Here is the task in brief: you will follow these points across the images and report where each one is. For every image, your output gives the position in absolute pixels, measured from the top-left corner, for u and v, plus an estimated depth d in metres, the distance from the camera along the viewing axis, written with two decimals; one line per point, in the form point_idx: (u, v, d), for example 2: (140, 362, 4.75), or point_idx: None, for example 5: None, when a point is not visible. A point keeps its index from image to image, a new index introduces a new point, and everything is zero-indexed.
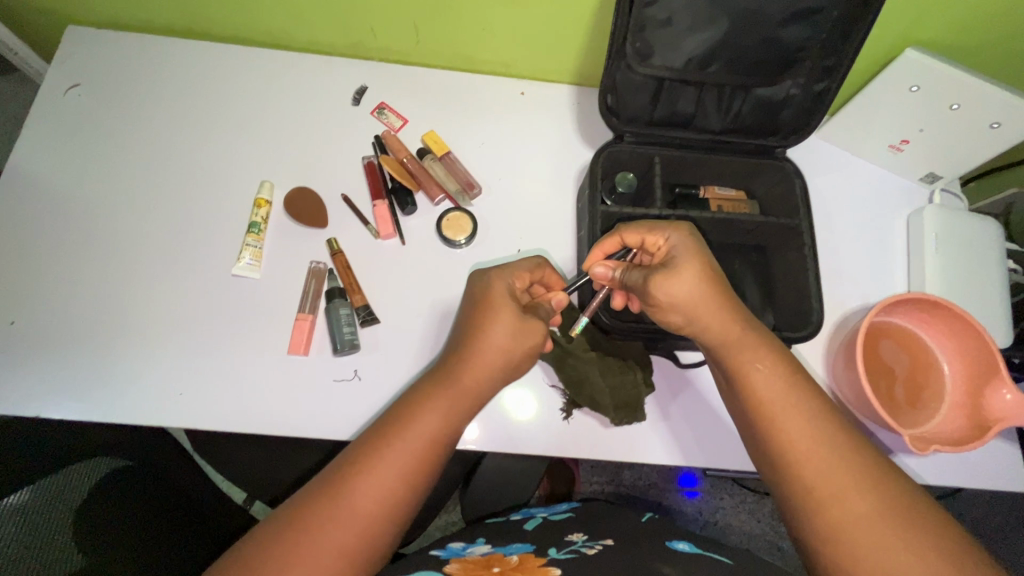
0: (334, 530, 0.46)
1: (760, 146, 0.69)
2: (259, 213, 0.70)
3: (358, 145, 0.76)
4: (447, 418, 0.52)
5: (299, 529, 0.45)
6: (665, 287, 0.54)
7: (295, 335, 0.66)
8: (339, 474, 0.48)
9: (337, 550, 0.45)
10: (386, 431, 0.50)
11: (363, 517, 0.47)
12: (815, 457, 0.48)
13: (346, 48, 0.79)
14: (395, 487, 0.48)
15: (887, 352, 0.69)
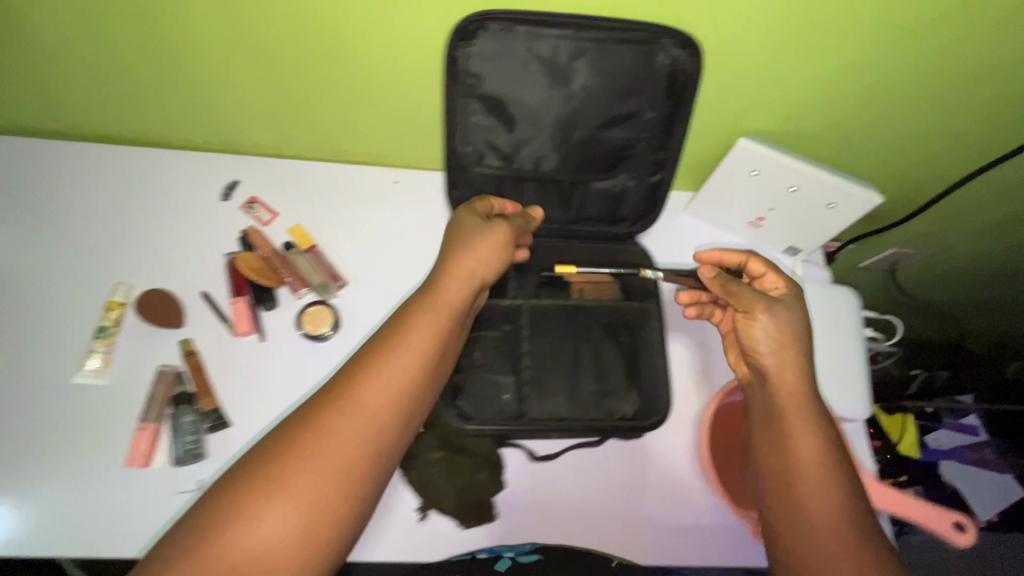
0: (346, 441, 0.44)
1: (612, 232, 0.71)
2: (109, 316, 0.68)
3: (224, 241, 0.76)
4: (421, 347, 0.49)
5: (316, 439, 0.43)
6: (767, 314, 0.58)
7: (134, 446, 0.63)
8: (342, 385, 0.46)
9: (335, 463, 0.43)
10: (372, 350, 0.49)
11: (355, 439, 0.44)
12: (808, 481, 0.52)
13: (217, 144, 0.80)
14: (379, 411, 0.46)
15: (744, 434, 0.69)
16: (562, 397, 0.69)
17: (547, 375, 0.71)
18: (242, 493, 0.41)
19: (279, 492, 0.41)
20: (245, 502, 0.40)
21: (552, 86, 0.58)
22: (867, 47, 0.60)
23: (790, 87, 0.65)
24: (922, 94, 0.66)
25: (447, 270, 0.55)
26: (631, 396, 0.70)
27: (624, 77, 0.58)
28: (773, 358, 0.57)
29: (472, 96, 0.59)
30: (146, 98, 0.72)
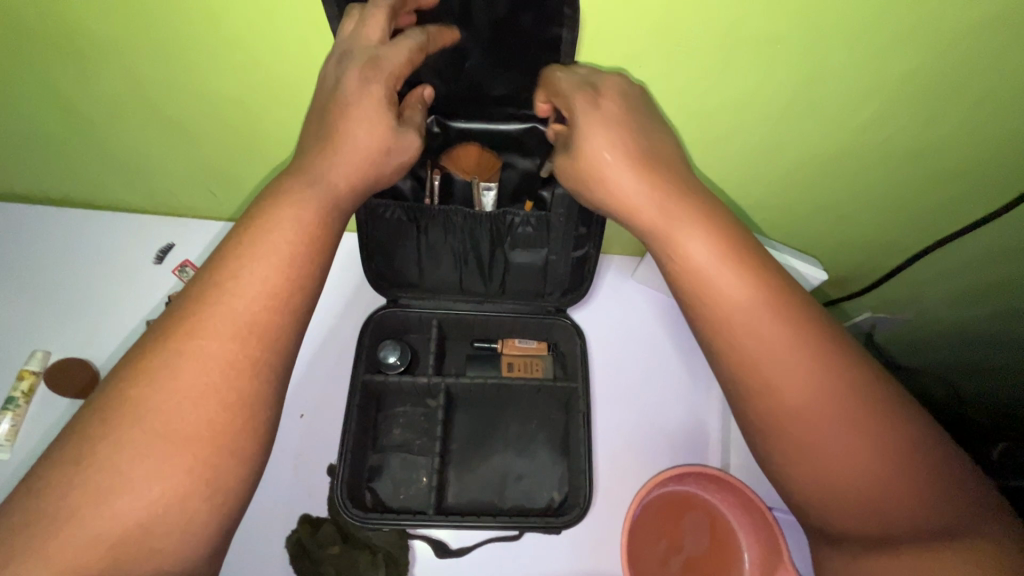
0: (213, 353, 0.37)
1: (540, 305, 0.69)
2: (20, 386, 0.67)
3: (151, 307, 0.75)
4: (283, 249, 0.41)
5: (167, 363, 0.36)
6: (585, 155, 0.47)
7: None
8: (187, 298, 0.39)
9: (213, 370, 0.37)
10: (220, 260, 0.40)
11: (233, 331, 0.38)
12: (777, 366, 0.40)
13: (152, 206, 0.80)
14: (240, 331, 0.38)
15: (690, 527, 0.63)
16: (483, 478, 0.66)
17: (471, 452, 0.68)
18: (103, 444, 0.33)
19: (148, 429, 0.34)
20: (116, 452, 0.33)
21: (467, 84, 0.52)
22: (794, 129, 0.57)
23: (720, 161, 0.62)
24: (863, 169, 0.62)
25: (338, 171, 0.45)
26: (557, 483, 0.66)
27: (533, 62, 0.50)
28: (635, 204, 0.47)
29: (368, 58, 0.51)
30: (70, 167, 0.72)
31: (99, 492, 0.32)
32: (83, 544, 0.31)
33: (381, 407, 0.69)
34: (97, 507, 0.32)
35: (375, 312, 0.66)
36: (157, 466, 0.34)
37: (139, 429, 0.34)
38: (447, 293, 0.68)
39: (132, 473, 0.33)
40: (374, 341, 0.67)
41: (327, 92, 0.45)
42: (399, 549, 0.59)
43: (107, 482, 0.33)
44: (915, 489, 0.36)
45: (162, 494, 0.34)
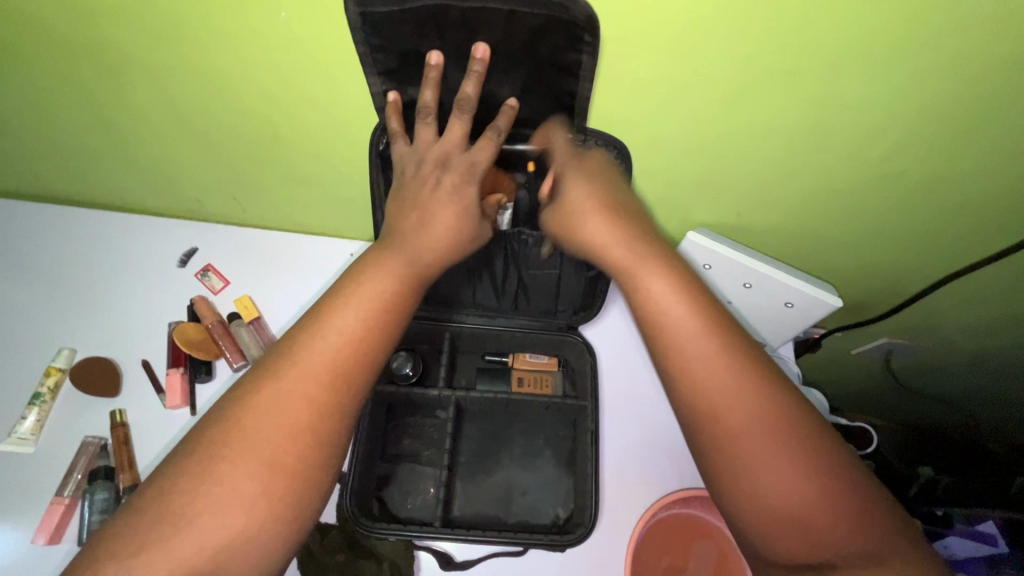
0: (298, 400, 0.41)
1: (551, 322, 0.70)
2: (46, 381, 0.69)
3: (173, 309, 0.77)
4: (369, 309, 0.45)
5: (258, 404, 0.40)
6: (569, 211, 0.51)
7: (43, 519, 0.62)
8: (285, 348, 0.43)
9: (298, 415, 0.40)
10: (315, 315, 0.45)
11: (316, 381, 0.41)
12: (719, 387, 0.41)
13: (179, 212, 0.82)
14: (326, 381, 0.42)
15: (699, 553, 0.62)
16: (489, 491, 0.67)
17: (478, 465, 0.68)
18: (199, 478, 0.37)
19: (236, 467, 0.37)
20: (207, 488, 0.36)
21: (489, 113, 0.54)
22: (812, 156, 0.57)
23: (736, 185, 0.62)
24: (881, 198, 0.62)
25: (422, 244, 0.50)
26: (564, 499, 0.66)
27: (549, 93, 0.52)
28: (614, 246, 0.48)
29: (390, 88, 0.53)
30: (103, 171, 0.74)
31: (208, 508, 0.36)
32: (192, 552, 0.35)
33: (392, 417, 0.70)
34: (204, 522, 0.35)
35: None
36: (238, 502, 0.37)
37: (247, 451, 0.38)
38: (459, 307, 0.69)
39: (220, 504, 0.36)
40: (386, 353, 0.68)
41: (425, 191, 0.51)
42: (403, 559, 0.60)
43: (206, 508, 0.36)
44: (840, 509, 0.36)
45: (258, 514, 0.37)
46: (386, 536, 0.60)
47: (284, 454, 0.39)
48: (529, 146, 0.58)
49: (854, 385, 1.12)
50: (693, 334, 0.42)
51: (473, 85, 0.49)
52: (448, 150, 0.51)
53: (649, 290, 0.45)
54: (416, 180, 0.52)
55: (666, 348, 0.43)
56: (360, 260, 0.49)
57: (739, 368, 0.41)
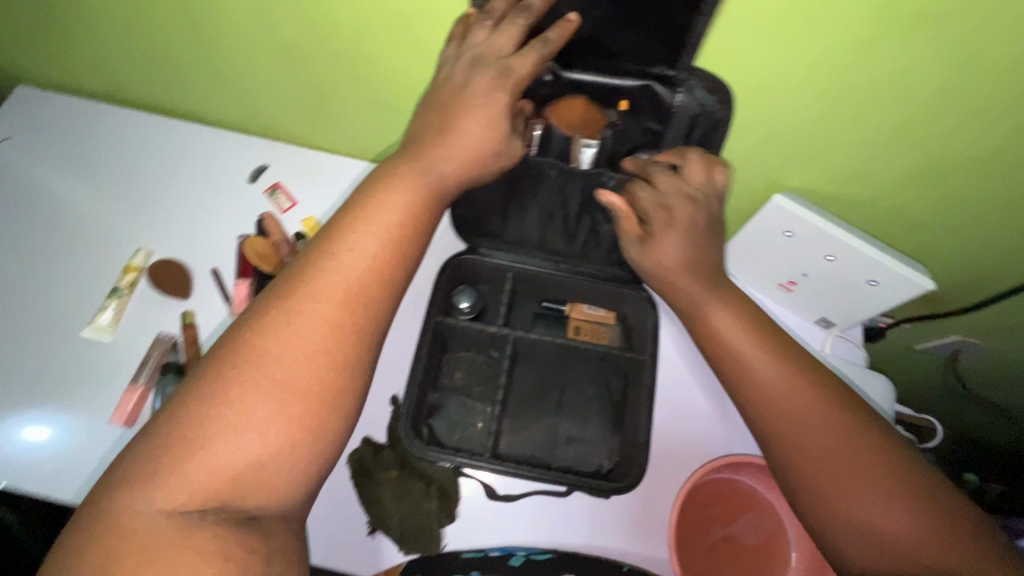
0: (317, 317, 0.42)
1: (616, 273, 0.68)
2: (125, 278, 0.73)
3: (241, 222, 0.78)
4: (386, 231, 0.46)
5: (276, 320, 0.41)
6: (656, 254, 0.58)
7: (119, 404, 0.66)
8: (300, 267, 0.44)
9: (319, 330, 0.41)
10: (327, 237, 0.45)
11: (334, 300, 0.43)
12: (795, 407, 0.48)
13: (255, 127, 0.83)
14: (345, 301, 0.43)
15: (743, 527, 0.61)
16: (534, 433, 0.67)
17: (525, 406, 0.68)
18: (222, 389, 0.38)
19: (259, 379, 0.39)
20: (233, 396, 0.38)
21: (590, 42, 0.52)
22: (932, 119, 0.52)
23: (838, 146, 0.58)
24: (999, 176, 0.56)
25: (444, 159, 0.50)
26: (609, 450, 0.66)
27: (656, 31, 0.49)
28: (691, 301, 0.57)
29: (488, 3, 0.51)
30: (188, 77, 0.75)
31: (214, 438, 0.37)
32: (208, 476, 0.36)
33: (446, 349, 0.70)
34: (223, 445, 0.37)
35: (454, 256, 0.67)
36: (266, 411, 0.38)
37: (253, 381, 0.39)
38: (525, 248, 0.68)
39: (247, 413, 0.38)
40: (450, 284, 0.68)
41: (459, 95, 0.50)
42: (451, 484, 0.62)
43: (230, 418, 0.38)
44: (916, 526, 0.41)
45: (268, 443, 0.38)
46: (438, 461, 0.62)
47: (308, 368, 0.40)
48: (630, 80, 0.54)
49: (909, 382, 1.07)
50: (781, 378, 0.50)
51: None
52: (490, 52, 0.49)
53: (729, 331, 0.54)
54: (451, 80, 0.51)
55: (740, 376, 0.51)
56: (375, 178, 0.49)
57: (824, 407, 0.47)
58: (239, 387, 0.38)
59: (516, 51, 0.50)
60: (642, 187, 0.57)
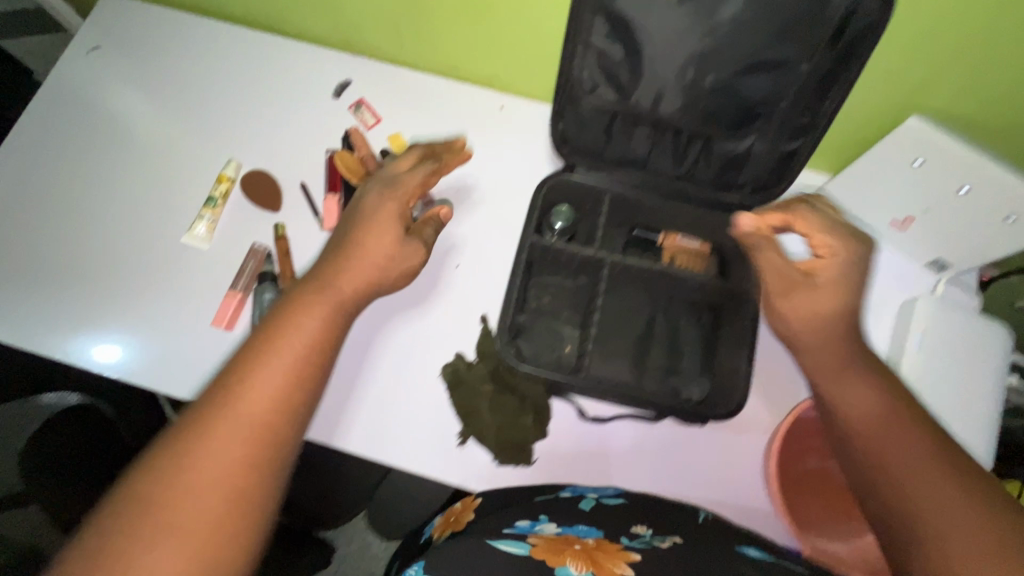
0: (235, 441, 0.40)
1: (722, 199, 0.63)
2: (218, 188, 0.73)
3: (327, 137, 0.77)
4: (315, 333, 0.47)
5: (201, 434, 0.40)
6: (788, 301, 0.56)
7: (222, 309, 0.69)
8: (230, 370, 0.43)
9: (241, 447, 0.40)
10: (268, 337, 0.46)
11: (260, 420, 0.42)
12: (888, 438, 0.48)
13: (339, 40, 0.80)
14: (274, 407, 0.42)
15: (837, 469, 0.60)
16: (623, 363, 0.66)
17: (613, 336, 0.67)
18: (149, 500, 0.37)
19: (181, 494, 0.38)
20: (155, 516, 0.36)
21: None
22: None
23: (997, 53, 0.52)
24: None
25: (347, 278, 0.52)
26: (701, 382, 0.65)
27: None
28: (810, 336, 0.55)
29: None
30: None
31: (140, 551, 0.35)
32: None
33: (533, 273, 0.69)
34: (161, 539, 0.36)
35: (550, 175, 0.64)
36: (188, 526, 0.37)
37: (182, 490, 0.38)
38: (625, 169, 0.64)
39: (166, 532, 0.36)
40: (545, 205, 0.66)
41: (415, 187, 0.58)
42: (544, 401, 0.63)
43: (162, 523, 0.36)
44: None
45: (195, 554, 0.36)
46: (531, 377, 0.63)
47: (227, 486, 0.39)
48: None
49: None
50: (852, 398, 0.51)
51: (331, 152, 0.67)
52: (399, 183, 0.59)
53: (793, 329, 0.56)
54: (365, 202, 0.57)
55: (834, 399, 0.53)
56: (312, 277, 0.52)
57: (895, 424, 0.48)
58: (181, 474, 0.38)
59: (410, 171, 0.60)
60: (813, 210, 0.57)
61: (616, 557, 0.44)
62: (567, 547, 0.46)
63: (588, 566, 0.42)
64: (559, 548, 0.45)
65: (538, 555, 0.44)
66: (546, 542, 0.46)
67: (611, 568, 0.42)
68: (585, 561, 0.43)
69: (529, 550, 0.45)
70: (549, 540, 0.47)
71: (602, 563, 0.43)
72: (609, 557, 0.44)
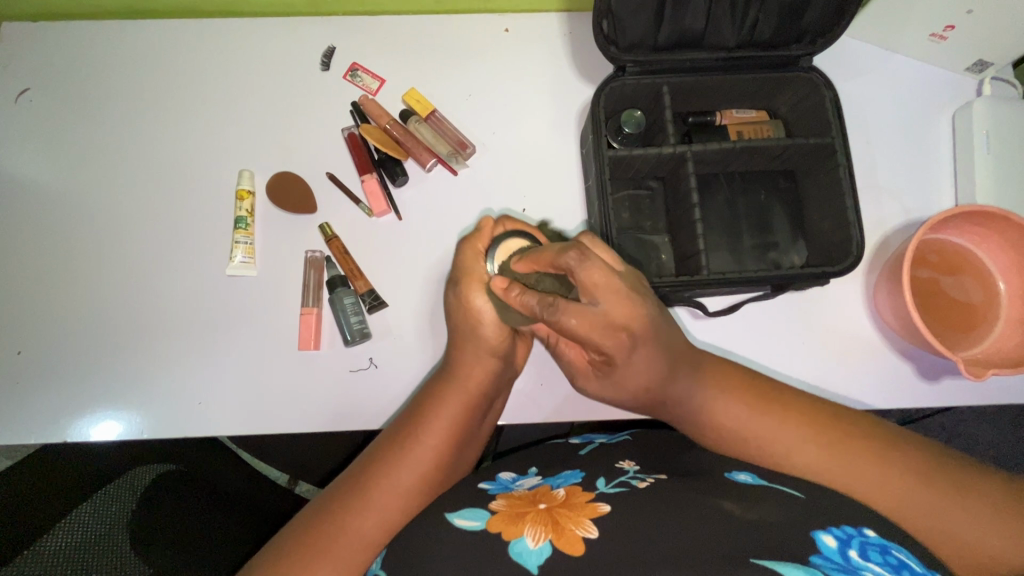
0: (385, 492, 0.51)
1: (782, 57, 0.60)
2: (243, 206, 0.66)
3: (335, 116, 0.69)
4: (457, 414, 0.55)
5: (358, 491, 0.51)
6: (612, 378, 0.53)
7: (303, 331, 0.64)
8: (388, 440, 0.54)
9: (392, 501, 0.51)
10: (406, 425, 0.54)
11: (403, 487, 0.52)
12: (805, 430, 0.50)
13: (305, 5, 0.70)
14: (416, 475, 0.52)
15: (949, 286, 0.63)
16: (724, 252, 0.65)
17: (707, 228, 0.66)
18: (319, 534, 0.48)
19: (344, 529, 0.48)
20: (322, 546, 0.47)
21: None
22: None
23: None
24: None
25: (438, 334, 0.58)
26: (797, 247, 0.66)
27: None
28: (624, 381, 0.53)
29: None
30: None
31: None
32: None
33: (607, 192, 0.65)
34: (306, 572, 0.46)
35: (605, 83, 0.59)
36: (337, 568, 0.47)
37: (339, 532, 0.48)
38: (679, 53, 0.60)
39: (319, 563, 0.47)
40: (604, 116, 0.62)
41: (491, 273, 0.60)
42: None
43: (321, 548, 0.47)
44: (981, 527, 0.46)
45: None
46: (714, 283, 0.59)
47: (377, 528, 0.50)
48: None
49: None
50: (720, 400, 0.53)
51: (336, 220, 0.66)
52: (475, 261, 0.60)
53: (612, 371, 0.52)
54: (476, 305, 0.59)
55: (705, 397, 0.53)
56: (433, 387, 0.57)
57: (778, 421, 0.52)
58: (337, 515, 0.49)
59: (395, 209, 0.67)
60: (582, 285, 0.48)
61: (581, 514, 0.43)
62: (529, 509, 0.45)
63: (547, 531, 0.41)
64: (519, 512, 0.44)
65: (494, 526, 0.44)
66: (506, 508, 0.45)
67: (574, 527, 0.42)
68: (545, 522, 0.42)
69: (487, 522, 0.44)
70: (512, 503, 0.46)
71: (563, 523, 0.42)
72: (573, 515, 0.43)
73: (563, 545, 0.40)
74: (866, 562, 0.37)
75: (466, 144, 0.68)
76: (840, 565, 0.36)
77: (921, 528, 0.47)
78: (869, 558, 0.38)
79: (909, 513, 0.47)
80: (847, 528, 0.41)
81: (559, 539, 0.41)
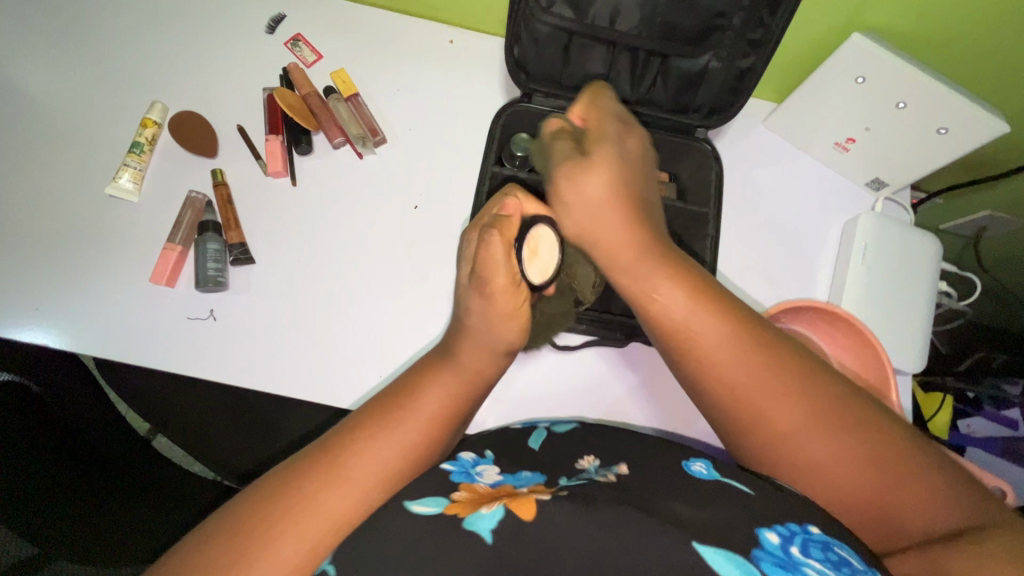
0: (362, 469, 0.42)
1: (678, 123, 0.64)
2: (143, 133, 0.67)
3: (264, 76, 0.71)
4: (452, 392, 0.48)
5: (331, 463, 0.41)
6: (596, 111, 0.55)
7: (160, 264, 0.64)
8: (362, 418, 0.45)
9: (372, 478, 0.42)
10: (392, 402, 0.46)
11: (382, 467, 0.43)
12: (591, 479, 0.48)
13: None
14: (407, 454, 0.44)
15: None
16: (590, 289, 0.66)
17: None
18: (280, 509, 0.38)
19: (311, 507, 0.39)
20: (283, 524, 0.38)
21: None
22: None
23: None
24: None
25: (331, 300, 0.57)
26: None
27: None
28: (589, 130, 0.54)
29: None
30: None
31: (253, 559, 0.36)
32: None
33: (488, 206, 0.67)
34: (269, 549, 0.37)
35: (508, 104, 0.62)
36: (301, 549, 0.38)
37: (306, 512, 0.39)
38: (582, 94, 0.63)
39: (281, 544, 0.37)
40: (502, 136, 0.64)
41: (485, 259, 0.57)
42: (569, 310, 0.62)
43: (268, 535, 0.37)
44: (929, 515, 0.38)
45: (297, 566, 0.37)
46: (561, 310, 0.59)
47: (348, 516, 0.40)
48: None
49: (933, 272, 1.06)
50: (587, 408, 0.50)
51: (234, 171, 0.68)
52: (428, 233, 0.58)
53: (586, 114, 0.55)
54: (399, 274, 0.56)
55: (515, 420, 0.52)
56: (429, 365, 0.50)
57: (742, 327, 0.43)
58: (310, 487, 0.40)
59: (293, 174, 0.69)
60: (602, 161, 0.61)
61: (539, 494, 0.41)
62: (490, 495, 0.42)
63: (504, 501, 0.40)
64: (480, 498, 0.41)
65: (453, 510, 0.39)
66: (469, 495, 0.42)
67: (531, 497, 0.40)
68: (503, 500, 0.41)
69: (445, 506, 0.40)
70: (474, 492, 0.42)
71: (521, 496, 0.41)
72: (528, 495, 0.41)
73: (518, 508, 0.39)
74: (808, 559, 0.35)
75: (377, 131, 0.70)
76: (779, 562, 0.34)
77: (886, 534, 0.39)
78: (810, 555, 0.35)
79: (893, 516, 0.39)
80: (792, 525, 0.38)
81: (514, 505, 0.39)
